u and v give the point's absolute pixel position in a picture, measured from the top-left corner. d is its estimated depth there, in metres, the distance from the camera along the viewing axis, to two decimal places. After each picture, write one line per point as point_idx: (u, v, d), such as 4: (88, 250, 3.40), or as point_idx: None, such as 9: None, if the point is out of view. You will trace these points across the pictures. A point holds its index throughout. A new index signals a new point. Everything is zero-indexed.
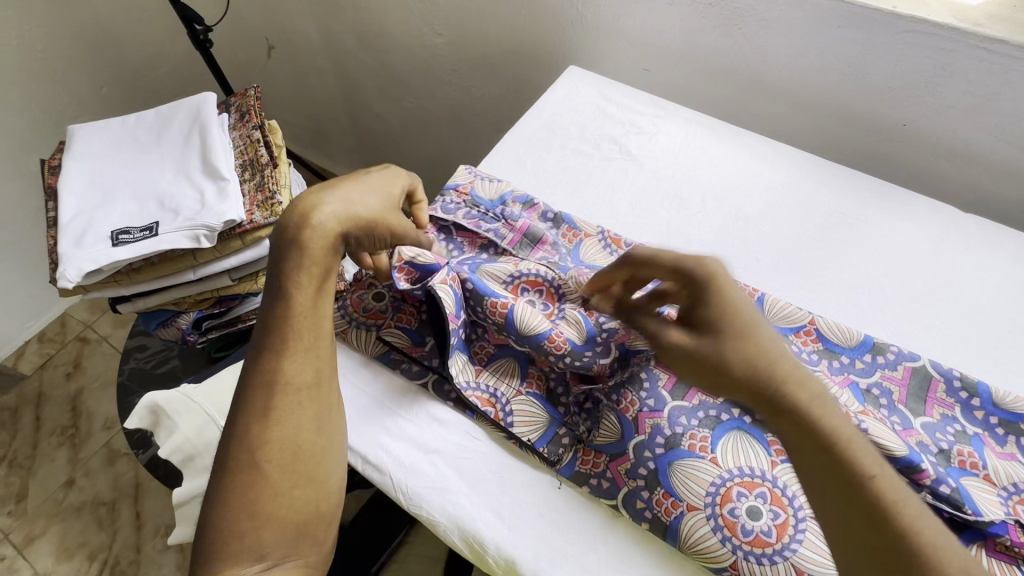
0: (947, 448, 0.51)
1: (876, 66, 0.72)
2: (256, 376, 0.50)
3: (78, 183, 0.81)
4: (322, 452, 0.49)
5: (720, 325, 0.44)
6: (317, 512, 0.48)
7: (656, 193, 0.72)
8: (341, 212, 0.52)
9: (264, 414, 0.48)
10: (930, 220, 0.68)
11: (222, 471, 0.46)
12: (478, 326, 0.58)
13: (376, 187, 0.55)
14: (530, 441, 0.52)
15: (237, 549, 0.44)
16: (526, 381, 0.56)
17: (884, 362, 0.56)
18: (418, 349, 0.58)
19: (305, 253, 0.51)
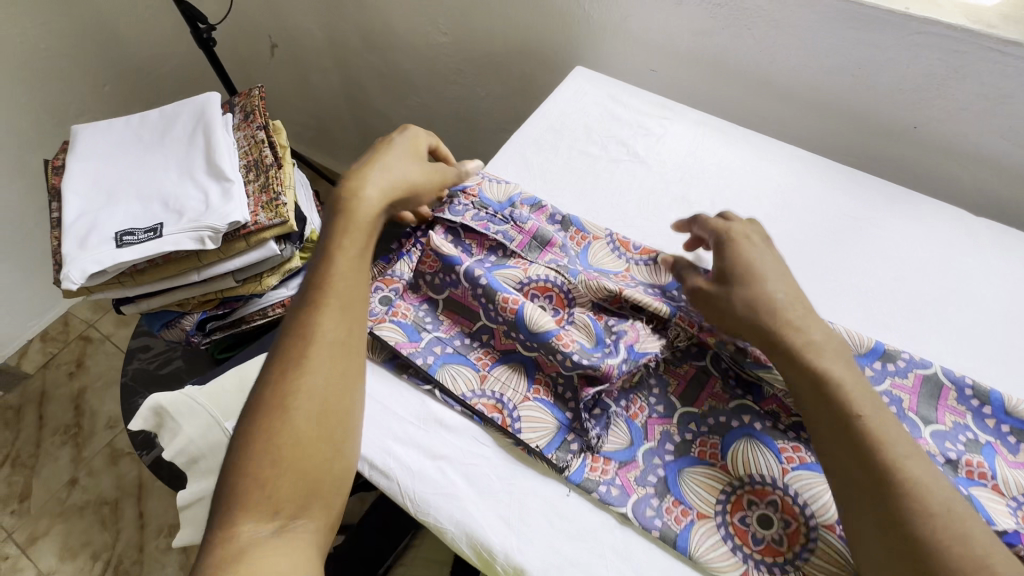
0: (955, 458, 0.51)
1: (887, 67, 0.71)
2: (293, 326, 0.52)
3: (82, 184, 0.80)
4: (348, 414, 0.50)
5: (738, 272, 0.53)
6: (335, 472, 0.48)
7: (664, 195, 0.72)
8: (383, 182, 0.58)
9: (296, 365, 0.50)
10: (942, 224, 0.67)
11: (252, 416, 0.47)
12: (484, 332, 0.57)
13: (405, 152, 0.62)
14: (538, 447, 0.52)
15: (257, 496, 0.45)
16: (533, 386, 0.55)
17: (895, 370, 0.55)
18: (412, 346, 0.57)
19: (352, 220, 0.56)
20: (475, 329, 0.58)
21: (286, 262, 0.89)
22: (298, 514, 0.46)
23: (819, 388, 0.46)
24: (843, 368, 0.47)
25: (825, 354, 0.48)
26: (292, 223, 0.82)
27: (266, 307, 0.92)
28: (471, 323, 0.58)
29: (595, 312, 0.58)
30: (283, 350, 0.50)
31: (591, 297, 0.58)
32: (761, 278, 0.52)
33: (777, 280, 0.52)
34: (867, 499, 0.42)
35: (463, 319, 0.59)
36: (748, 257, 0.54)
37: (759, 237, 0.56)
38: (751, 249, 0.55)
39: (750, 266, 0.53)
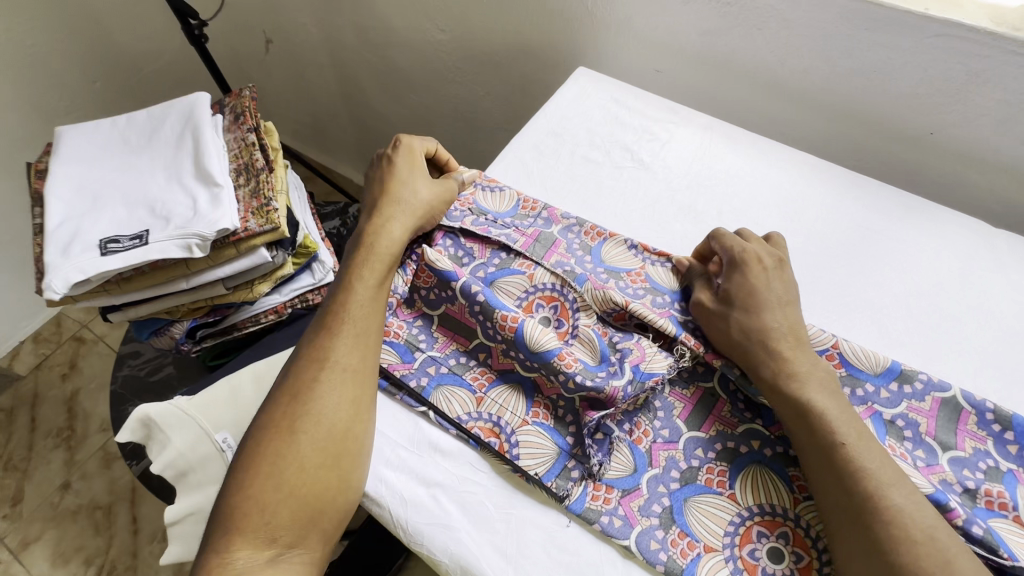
0: (974, 488, 0.48)
1: (904, 72, 0.68)
2: (312, 351, 0.53)
3: (66, 188, 0.78)
4: (355, 444, 0.50)
5: (741, 296, 0.53)
6: (334, 503, 0.48)
7: (670, 204, 0.69)
8: (406, 214, 0.60)
9: (308, 391, 0.51)
10: (959, 238, 0.64)
11: (262, 438, 0.49)
12: (481, 351, 0.55)
13: (420, 176, 0.63)
14: (536, 475, 0.49)
15: (256, 522, 0.46)
16: (532, 409, 0.52)
17: (911, 392, 0.53)
18: (406, 368, 0.55)
19: (373, 253, 0.57)
20: (472, 347, 0.55)
21: (278, 269, 0.86)
22: (293, 543, 0.47)
23: (804, 418, 0.47)
24: (825, 396, 0.47)
25: (810, 385, 0.48)
26: (284, 229, 0.79)
27: (257, 314, 0.90)
28: (467, 341, 0.55)
29: (600, 326, 0.55)
30: (297, 374, 0.51)
31: (596, 310, 0.56)
32: (764, 306, 0.52)
33: (776, 310, 0.52)
34: (852, 526, 0.43)
35: (459, 336, 0.56)
36: (756, 284, 0.53)
37: (771, 263, 0.55)
38: (759, 276, 0.54)
39: (754, 293, 0.53)
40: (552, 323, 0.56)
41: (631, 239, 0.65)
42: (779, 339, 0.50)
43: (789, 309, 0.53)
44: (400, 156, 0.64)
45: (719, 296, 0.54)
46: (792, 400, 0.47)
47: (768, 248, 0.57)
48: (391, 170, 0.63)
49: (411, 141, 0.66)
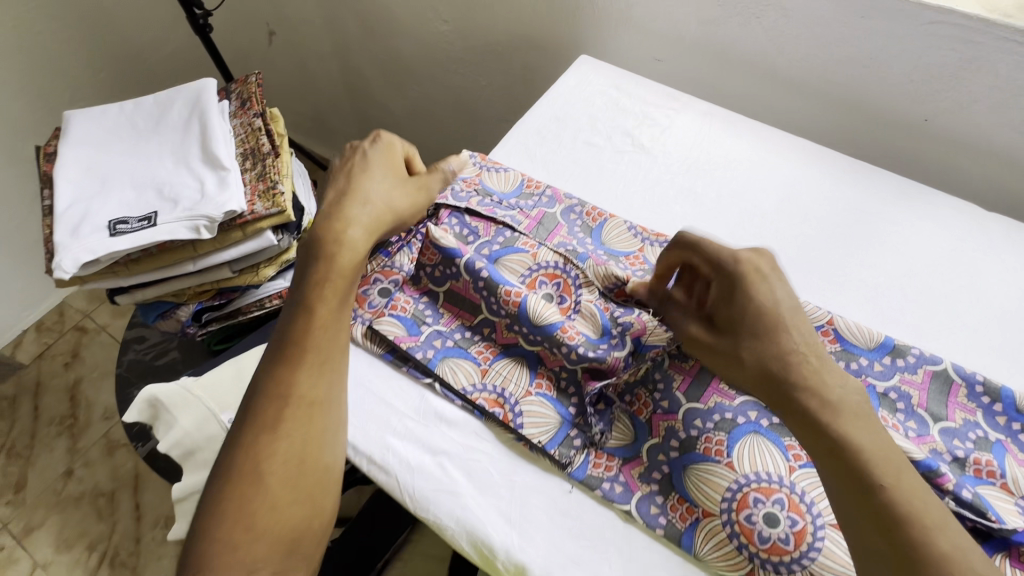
0: (963, 456, 0.50)
1: (900, 59, 0.69)
2: (269, 385, 0.50)
3: (75, 171, 0.79)
4: (327, 472, 0.49)
5: (748, 324, 0.46)
6: (311, 531, 0.48)
7: (670, 187, 0.70)
8: (370, 218, 0.55)
9: (271, 427, 0.48)
10: (953, 220, 0.66)
11: (225, 482, 0.47)
12: (485, 326, 0.56)
13: (392, 178, 0.58)
14: (541, 443, 0.51)
15: (229, 564, 0.44)
16: (535, 380, 0.54)
17: (903, 365, 0.54)
18: (412, 340, 0.56)
19: (335, 264, 0.53)
20: (476, 323, 0.56)
21: (283, 252, 0.87)
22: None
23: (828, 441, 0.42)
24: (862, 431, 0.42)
25: (843, 416, 0.42)
26: (290, 213, 0.80)
27: (262, 298, 0.91)
28: (472, 317, 0.57)
29: (602, 300, 0.57)
30: (254, 414, 0.49)
31: (599, 285, 0.57)
32: (779, 327, 0.45)
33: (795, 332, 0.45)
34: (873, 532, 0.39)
35: (464, 312, 0.57)
36: (761, 306, 0.46)
37: (767, 267, 0.48)
38: (762, 293, 0.46)
39: (762, 313, 0.46)
40: (554, 299, 0.58)
41: (630, 222, 0.66)
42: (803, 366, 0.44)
43: (798, 321, 0.46)
44: (376, 152, 0.59)
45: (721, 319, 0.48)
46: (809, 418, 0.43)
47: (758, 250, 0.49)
48: (362, 167, 0.57)
49: (390, 138, 0.61)
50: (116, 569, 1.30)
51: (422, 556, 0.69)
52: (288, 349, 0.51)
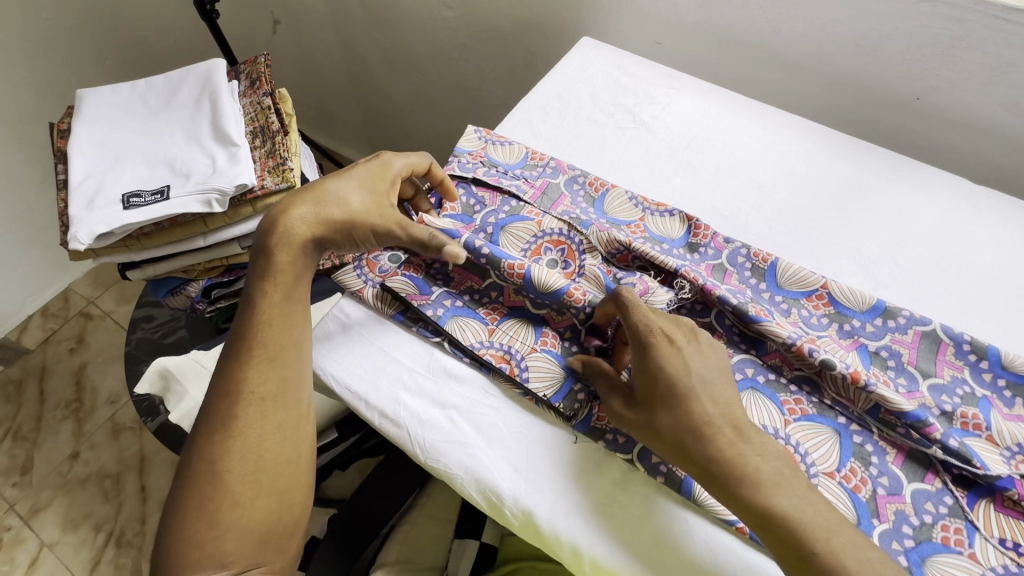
0: (950, 410, 0.52)
1: (894, 38, 0.71)
2: (223, 386, 0.52)
3: (88, 147, 0.80)
4: (288, 465, 0.51)
5: (658, 394, 0.47)
6: (280, 522, 0.49)
7: (670, 161, 0.72)
8: (316, 217, 0.56)
9: (227, 426, 0.50)
10: (943, 193, 0.68)
11: (189, 482, 0.49)
12: (493, 290, 0.58)
13: (365, 190, 0.57)
14: (546, 396, 0.52)
15: (199, 556, 0.47)
16: (541, 339, 0.56)
17: (895, 326, 0.56)
18: (423, 298, 0.58)
19: (276, 259, 0.55)
20: (485, 286, 0.59)
21: None
22: (247, 568, 0.48)
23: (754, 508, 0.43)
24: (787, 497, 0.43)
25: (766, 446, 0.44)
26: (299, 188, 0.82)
27: None
28: (481, 280, 0.59)
29: (604, 265, 0.60)
30: (212, 415, 0.51)
31: (602, 251, 0.60)
32: (686, 399, 0.46)
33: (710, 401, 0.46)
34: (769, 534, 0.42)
35: (473, 276, 0.59)
36: (675, 377, 0.46)
37: (683, 338, 0.48)
38: (676, 365, 0.47)
39: (675, 383, 0.46)
40: (558, 264, 0.60)
41: (631, 192, 0.68)
42: (714, 436, 0.45)
43: (710, 393, 0.46)
44: (370, 165, 0.59)
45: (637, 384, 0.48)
46: (742, 476, 0.43)
47: (677, 320, 0.50)
48: (347, 172, 0.58)
49: (395, 157, 0.60)
50: (122, 549, 1.31)
51: (429, 519, 0.70)
52: (242, 351, 0.54)
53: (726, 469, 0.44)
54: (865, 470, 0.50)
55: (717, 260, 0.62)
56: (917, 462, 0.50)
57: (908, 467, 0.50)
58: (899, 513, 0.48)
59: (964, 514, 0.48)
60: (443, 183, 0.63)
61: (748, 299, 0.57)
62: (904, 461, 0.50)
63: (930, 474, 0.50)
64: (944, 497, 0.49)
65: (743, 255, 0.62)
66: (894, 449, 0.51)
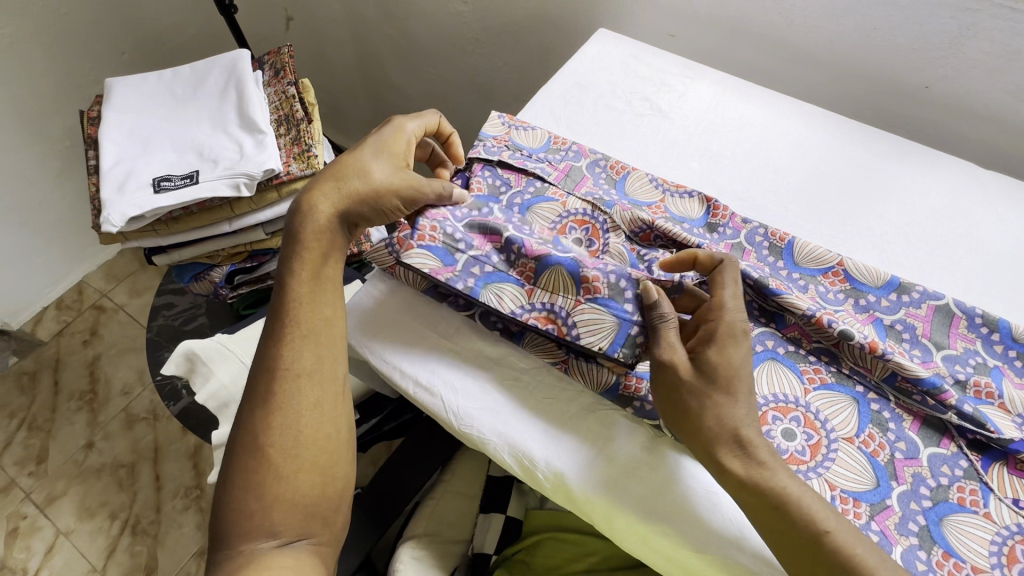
0: (964, 379, 0.54)
1: (903, 28, 0.74)
2: (261, 365, 0.54)
3: (118, 133, 0.82)
4: (327, 441, 0.52)
5: (723, 376, 0.48)
6: (324, 494, 0.51)
7: (687, 146, 0.74)
8: (340, 188, 0.57)
9: (267, 402, 0.52)
10: (951, 177, 0.70)
11: (234, 458, 0.51)
12: (514, 244, 0.57)
13: (384, 157, 0.60)
14: (603, 348, 0.52)
15: (251, 526, 0.48)
16: (584, 288, 0.54)
17: (908, 301, 0.59)
18: (449, 272, 0.56)
19: (303, 237, 0.57)
20: (505, 243, 0.57)
21: None
22: (296, 537, 0.49)
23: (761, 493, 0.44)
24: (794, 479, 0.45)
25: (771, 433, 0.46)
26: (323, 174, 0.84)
27: None
28: (499, 238, 0.58)
29: (628, 243, 0.62)
30: (253, 393, 0.53)
31: (625, 229, 0.63)
32: (740, 390, 0.48)
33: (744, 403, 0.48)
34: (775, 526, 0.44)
35: (492, 235, 0.58)
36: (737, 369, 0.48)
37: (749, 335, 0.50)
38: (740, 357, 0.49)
39: (734, 376, 0.48)
40: (583, 242, 0.62)
41: (651, 175, 0.70)
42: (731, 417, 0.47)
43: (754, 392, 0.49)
44: (385, 133, 0.62)
45: (699, 368, 0.49)
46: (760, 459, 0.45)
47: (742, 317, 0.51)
48: (364, 143, 0.60)
49: (407, 123, 0.63)
50: (138, 537, 1.33)
51: (453, 495, 0.71)
52: (276, 330, 0.55)
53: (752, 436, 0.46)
54: (882, 436, 0.52)
55: (735, 239, 0.64)
56: (933, 428, 0.53)
57: (925, 432, 0.52)
58: (916, 476, 0.50)
59: (978, 476, 0.50)
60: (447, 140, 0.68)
61: (767, 275, 0.59)
62: (920, 426, 0.53)
63: (945, 438, 0.52)
64: (959, 460, 0.51)
65: (761, 234, 0.63)
66: (911, 416, 0.53)
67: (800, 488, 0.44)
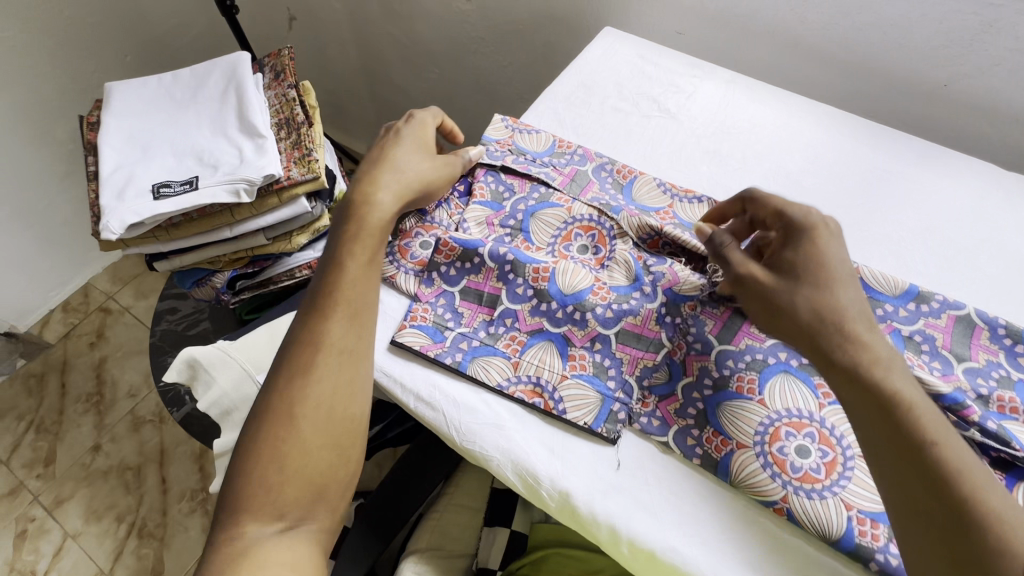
0: (987, 394, 0.52)
1: (921, 24, 0.71)
2: (303, 335, 0.53)
3: (118, 139, 0.81)
4: (352, 423, 0.51)
5: (809, 270, 0.48)
6: (336, 479, 0.50)
7: (695, 149, 0.72)
8: (398, 185, 0.58)
9: (305, 372, 0.51)
10: (970, 180, 0.67)
11: (258, 424, 0.50)
12: (508, 316, 0.56)
13: (423, 153, 0.61)
14: (586, 423, 0.52)
15: (264, 501, 0.48)
16: (569, 364, 0.54)
17: (928, 310, 0.56)
18: (438, 347, 0.56)
19: (361, 229, 0.56)
20: (497, 315, 0.57)
21: (315, 221, 0.89)
22: (301, 519, 0.48)
23: (867, 391, 0.43)
24: (906, 381, 0.43)
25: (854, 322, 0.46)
26: (324, 179, 0.82)
27: (294, 268, 0.93)
28: (491, 310, 0.57)
29: (635, 250, 0.60)
30: (290, 361, 0.52)
31: (632, 236, 0.60)
32: (836, 282, 0.48)
33: (850, 288, 0.48)
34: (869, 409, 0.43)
35: (483, 307, 0.58)
36: (827, 256, 0.49)
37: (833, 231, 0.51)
38: (828, 245, 0.49)
39: (828, 266, 0.48)
40: (589, 249, 0.61)
41: (659, 179, 0.68)
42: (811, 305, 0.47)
43: (852, 283, 0.48)
44: (410, 128, 0.62)
45: (784, 270, 0.49)
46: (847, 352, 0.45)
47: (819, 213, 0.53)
48: (392, 140, 0.61)
49: (424, 117, 0.64)
50: (144, 540, 1.33)
51: (456, 507, 0.71)
52: (322, 302, 0.54)
53: (859, 327, 0.46)
54: None
55: None
56: None
57: None
58: None
59: None
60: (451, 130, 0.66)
61: None
62: None
63: None
64: None
65: None
66: None
67: (916, 395, 0.43)
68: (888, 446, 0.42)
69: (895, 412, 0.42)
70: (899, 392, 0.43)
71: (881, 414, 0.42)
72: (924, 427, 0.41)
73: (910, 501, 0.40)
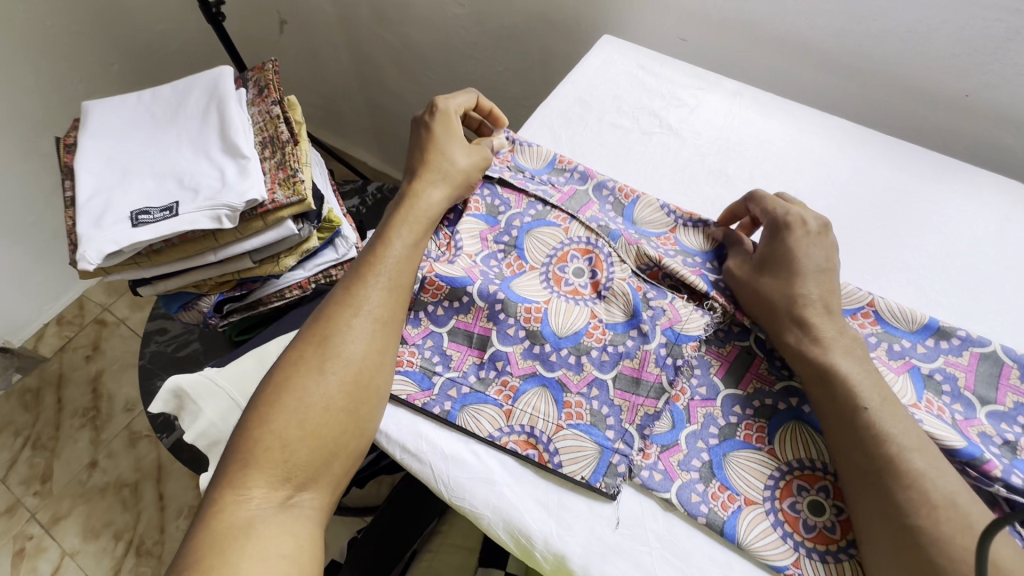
0: (1013, 441, 0.48)
1: (942, 30, 0.66)
2: (344, 297, 0.54)
3: (95, 162, 0.78)
4: (372, 391, 0.51)
5: (777, 262, 0.52)
6: (348, 445, 0.49)
7: (700, 168, 0.68)
8: (443, 183, 0.60)
9: (340, 331, 0.52)
10: (994, 199, 0.63)
11: (286, 376, 0.51)
12: (499, 359, 0.53)
13: (462, 147, 0.62)
14: (583, 478, 0.48)
15: (275, 456, 0.47)
16: (564, 412, 0.51)
17: (949, 347, 0.52)
18: (425, 395, 0.53)
19: (407, 214, 0.58)
20: (488, 358, 0.53)
21: (304, 242, 0.86)
22: (305, 486, 0.48)
23: (817, 365, 0.47)
24: (850, 361, 0.47)
25: (812, 309, 0.50)
26: (310, 201, 0.79)
27: (283, 289, 0.90)
28: (481, 353, 0.54)
29: (635, 280, 0.56)
30: (328, 320, 0.53)
31: (632, 266, 0.57)
32: (798, 272, 0.51)
33: (813, 278, 0.51)
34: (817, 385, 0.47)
35: (472, 349, 0.54)
36: (797, 249, 0.53)
37: (816, 229, 0.54)
38: (801, 240, 0.53)
39: (794, 259, 0.52)
40: (586, 273, 0.57)
41: (661, 201, 0.64)
42: (769, 295, 0.51)
43: (818, 278, 0.51)
44: (440, 122, 0.64)
45: (753, 263, 0.54)
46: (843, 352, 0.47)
47: (813, 211, 0.56)
48: (429, 136, 0.63)
49: (449, 104, 0.65)
50: (142, 558, 1.31)
51: (452, 548, 0.68)
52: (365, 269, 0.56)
53: (813, 313, 0.49)
54: None
55: None
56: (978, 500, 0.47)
57: None
58: None
59: None
60: (491, 113, 0.69)
61: None
62: None
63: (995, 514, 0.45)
64: None
65: None
66: None
67: (855, 370, 0.46)
68: (831, 409, 0.46)
69: (834, 384, 0.46)
70: (837, 368, 0.46)
71: (824, 390, 0.47)
72: (858, 393, 0.45)
73: (856, 463, 0.44)
